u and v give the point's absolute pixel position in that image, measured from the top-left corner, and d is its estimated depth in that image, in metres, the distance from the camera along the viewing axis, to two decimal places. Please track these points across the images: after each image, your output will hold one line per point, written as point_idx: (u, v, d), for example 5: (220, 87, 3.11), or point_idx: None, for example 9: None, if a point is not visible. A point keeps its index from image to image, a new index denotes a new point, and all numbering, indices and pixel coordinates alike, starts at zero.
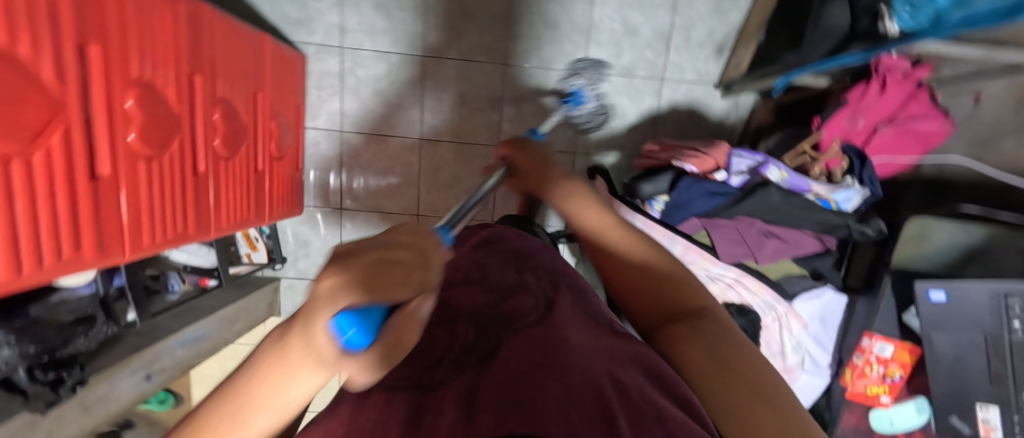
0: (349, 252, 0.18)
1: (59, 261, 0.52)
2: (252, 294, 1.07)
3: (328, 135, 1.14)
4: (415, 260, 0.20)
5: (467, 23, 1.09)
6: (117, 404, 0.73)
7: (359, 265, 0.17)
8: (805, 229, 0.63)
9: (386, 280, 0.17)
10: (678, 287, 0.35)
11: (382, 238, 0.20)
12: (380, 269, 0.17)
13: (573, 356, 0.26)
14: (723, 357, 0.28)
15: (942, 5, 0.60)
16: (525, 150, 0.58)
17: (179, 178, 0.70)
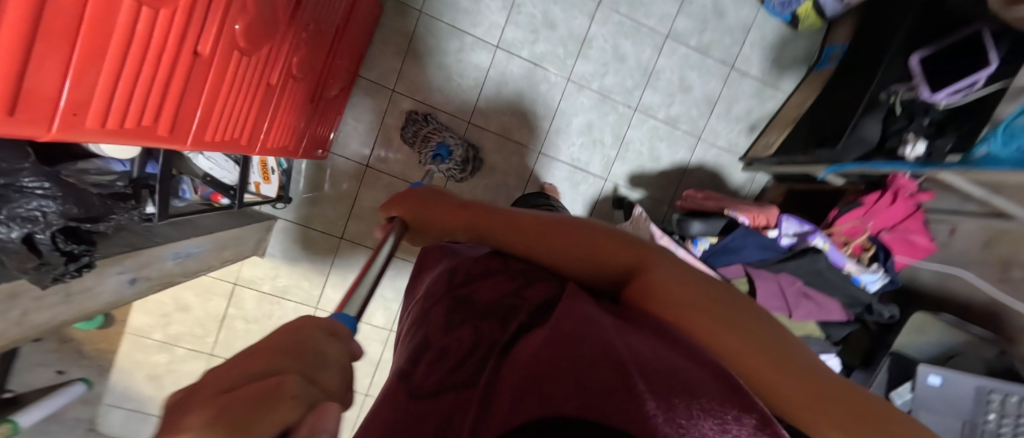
0: (177, 407, 0.13)
1: (136, 126, 0.46)
2: (249, 225, 0.97)
3: (377, 90, 1.09)
4: (295, 371, 0.16)
5: (547, 31, 1.12)
6: (93, 300, 0.63)
7: (197, 408, 0.12)
8: (835, 298, 0.77)
9: (251, 407, 0.13)
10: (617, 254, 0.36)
11: (233, 359, 0.16)
12: (244, 398, 0.13)
13: (575, 326, 0.26)
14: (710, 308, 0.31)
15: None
16: (407, 201, 0.51)
17: (255, 83, 0.65)
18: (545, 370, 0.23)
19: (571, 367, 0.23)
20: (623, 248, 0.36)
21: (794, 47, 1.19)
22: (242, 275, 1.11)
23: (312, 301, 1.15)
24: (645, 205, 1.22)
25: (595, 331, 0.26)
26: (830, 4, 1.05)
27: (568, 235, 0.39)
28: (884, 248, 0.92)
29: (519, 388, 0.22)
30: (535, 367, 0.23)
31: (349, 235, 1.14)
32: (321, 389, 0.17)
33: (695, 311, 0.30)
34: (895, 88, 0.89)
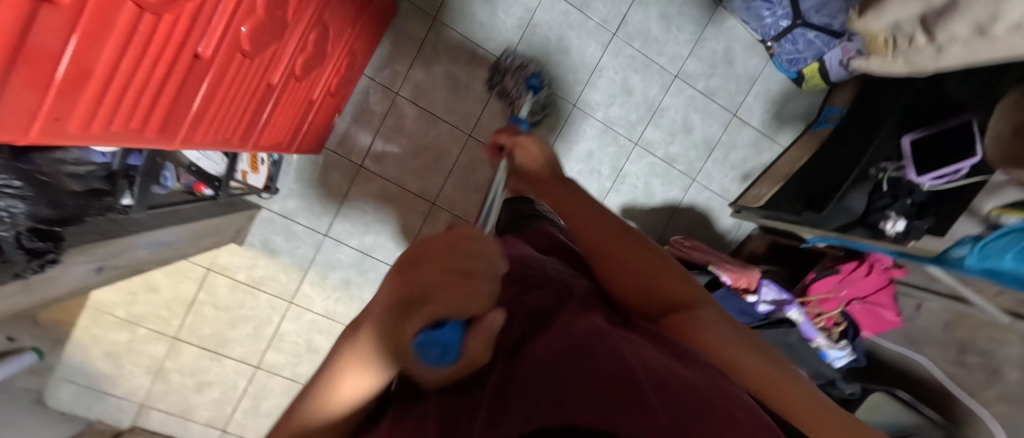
0: (426, 264, 0.26)
1: (123, 128, 0.44)
2: (233, 216, 0.95)
3: (381, 91, 1.07)
4: (482, 273, 0.27)
5: (559, 55, 1.11)
6: (54, 288, 0.60)
7: (437, 279, 0.25)
8: (804, 370, 0.81)
9: (460, 297, 0.25)
10: (666, 274, 0.36)
11: (432, 254, 0.27)
12: (452, 292, 0.25)
13: (592, 337, 0.25)
14: (742, 344, 0.33)
15: (1000, 263, 0.74)
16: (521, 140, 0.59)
17: (254, 83, 0.63)
18: (551, 379, 0.21)
19: (590, 375, 0.22)
20: (668, 273, 0.37)
21: (796, 103, 1.22)
22: (217, 260, 1.08)
23: (286, 295, 1.13)
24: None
25: (605, 343, 0.24)
26: (836, 70, 1.07)
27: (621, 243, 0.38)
28: (854, 324, 0.97)
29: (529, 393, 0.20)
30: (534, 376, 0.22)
31: (333, 233, 1.12)
32: (492, 292, 0.28)
33: (727, 346, 0.32)
34: (885, 166, 0.92)
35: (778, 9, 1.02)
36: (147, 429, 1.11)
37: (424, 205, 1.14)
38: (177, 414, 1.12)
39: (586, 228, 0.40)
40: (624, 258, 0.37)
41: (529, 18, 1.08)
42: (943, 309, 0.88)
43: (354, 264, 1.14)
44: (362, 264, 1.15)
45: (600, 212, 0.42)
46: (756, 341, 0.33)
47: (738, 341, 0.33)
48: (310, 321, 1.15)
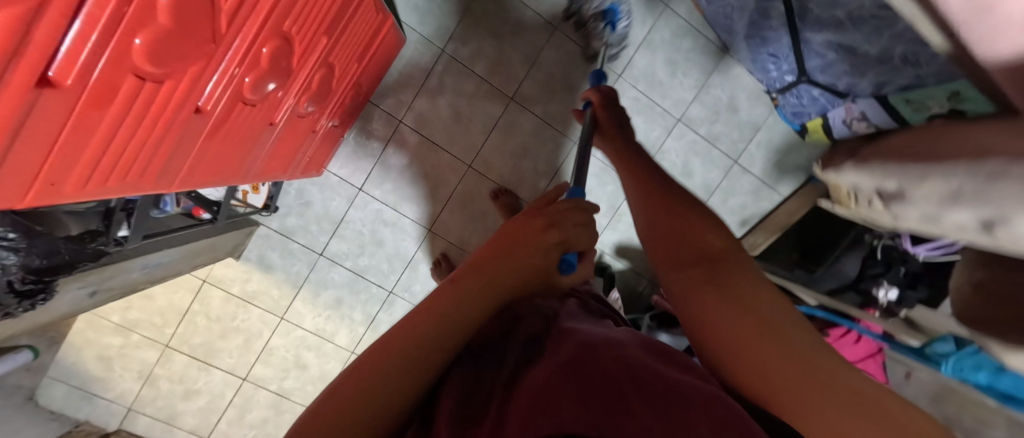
0: (565, 218, 0.48)
1: (121, 182, 0.46)
2: (231, 234, 0.97)
3: (386, 118, 1.09)
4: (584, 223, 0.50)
5: (564, 93, 1.13)
6: (47, 312, 0.62)
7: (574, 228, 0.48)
8: None
9: (580, 237, 0.48)
10: (690, 231, 0.46)
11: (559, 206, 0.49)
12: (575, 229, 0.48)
13: (588, 349, 0.35)
14: (741, 300, 0.39)
15: (977, 379, 0.72)
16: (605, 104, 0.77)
17: (256, 125, 0.65)
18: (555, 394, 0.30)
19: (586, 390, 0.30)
20: (699, 230, 0.46)
21: (797, 154, 1.22)
22: (213, 272, 1.10)
23: (278, 310, 1.14)
24: (625, 276, 1.24)
25: (615, 361, 0.33)
26: (840, 128, 1.05)
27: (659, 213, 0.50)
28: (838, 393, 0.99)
29: (527, 410, 0.29)
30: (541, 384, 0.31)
31: (329, 253, 1.13)
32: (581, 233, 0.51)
33: (719, 299, 0.39)
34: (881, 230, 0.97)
35: (783, 64, 1.02)
36: (132, 432, 1.13)
37: (419, 231, 1.15)
38: (163, 419, 1.14)
39: (645, 196, 0.53)
40: (660, 225, 0.49)
41: (535, 55, 1.10)
42: (929, 382, 0.87)
43: (347, 285, 1.16)
44: (355, 285, 1.16)
45: (666, 194, 0.52)
46: (765, 295, 0.40)
47: (735, 297, 0.39)
48: (299, 338, 1.16)
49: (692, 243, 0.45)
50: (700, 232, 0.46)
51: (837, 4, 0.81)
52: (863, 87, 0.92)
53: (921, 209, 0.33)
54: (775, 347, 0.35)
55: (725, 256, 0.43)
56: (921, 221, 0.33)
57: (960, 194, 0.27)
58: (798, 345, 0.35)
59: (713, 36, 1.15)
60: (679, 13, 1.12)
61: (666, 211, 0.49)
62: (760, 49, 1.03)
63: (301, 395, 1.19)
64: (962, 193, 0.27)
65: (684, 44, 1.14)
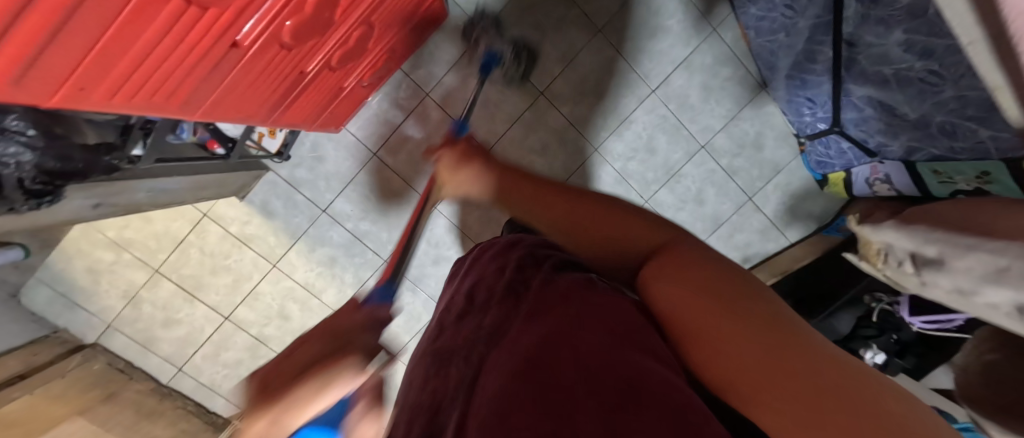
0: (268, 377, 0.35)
1: (147, 101, 0.45)
2: (239, 173, 0.97)
3: (413, 88, 1.08)
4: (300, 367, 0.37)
5: (595, 97, 1.12)
6: (49, 215, 0.62)
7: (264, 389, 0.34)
8: None
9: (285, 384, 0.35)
10: (628, 226, 0.45)
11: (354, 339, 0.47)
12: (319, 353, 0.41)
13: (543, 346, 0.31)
14: (683, 275, 0.34)
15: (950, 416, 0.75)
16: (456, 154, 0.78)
17: (287, 70, 0.64)
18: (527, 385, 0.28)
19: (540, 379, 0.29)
20: (638, 227, 0.44)
21: (812, 203, 1.22)
22: (215, 209, 1.10)
23: (271, 258, 1.15)
24: None
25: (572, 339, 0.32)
26: (860, 186, 1.06)
27: (585, 214, 0.48)
28: None
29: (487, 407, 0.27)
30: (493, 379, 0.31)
31: (332, 211, 1.13)
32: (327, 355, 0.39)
33: (665, 283, 0.34)
34: (880, 294, 0.99)
35: (819, 110, 1.01)
36: (108, 348, 1.14)
37: None
38: (140, 341, 1.15)
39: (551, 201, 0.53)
40: (589, 230, 0.47)
41: (573, 55, 1.08)
42: None
43: (343, 246, 1.16)
44: (351, 248, 1.16)
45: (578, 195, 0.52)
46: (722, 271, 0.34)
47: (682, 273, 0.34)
48: (287, 288, 1.17)
49: (629, 234, 0.44)
50: (633, 232, 0.44)
51: (886, 61, 0.80)
52: (893, 149, 0.91)
53: (959, 276, 0.41)
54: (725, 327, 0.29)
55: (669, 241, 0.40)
56: (960, 287, 0.40)
57: (1007, 268, 0.35)
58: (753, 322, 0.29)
59: (754, 69, 1.14)
60: (724, 39, 1.11)
61: (590, 211, 0.48)
62: (799, 91, 1.03)
63: (279, 345, 1.20)
64: (1010, 268, 0.35)
65: (724, 72, 1.13)
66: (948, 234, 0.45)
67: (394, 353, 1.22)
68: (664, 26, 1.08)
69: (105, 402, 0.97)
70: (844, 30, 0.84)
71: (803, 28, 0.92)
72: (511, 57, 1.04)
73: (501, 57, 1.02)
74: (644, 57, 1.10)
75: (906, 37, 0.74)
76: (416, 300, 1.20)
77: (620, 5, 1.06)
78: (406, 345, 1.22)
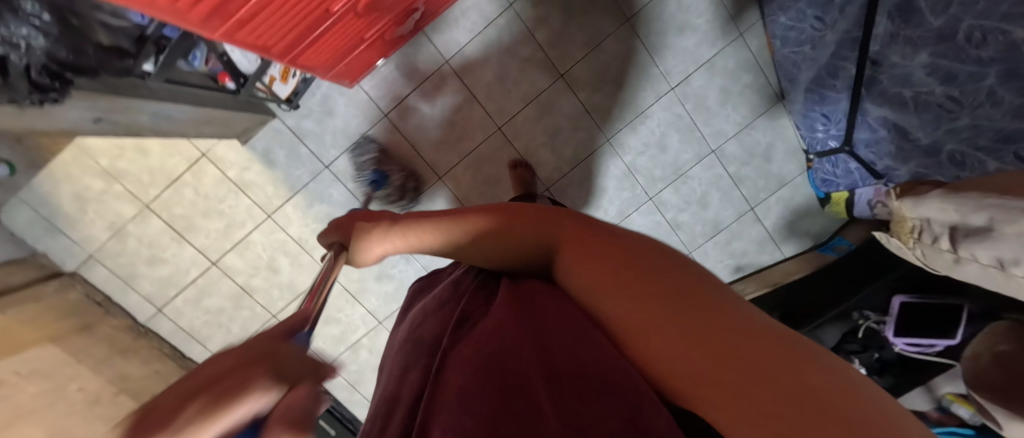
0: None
1: (172, 6, 0.43)
2: (245, 115, 0.94)
3: (433, 53, 1.06)
4: None
5: (614, 87, 1.11)
6: (46, 121, 0.60)
7: None
8: None
9: None
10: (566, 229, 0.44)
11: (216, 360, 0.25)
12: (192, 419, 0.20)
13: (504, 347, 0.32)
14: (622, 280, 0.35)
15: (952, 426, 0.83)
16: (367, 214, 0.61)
17: (314, 5, 0.62)
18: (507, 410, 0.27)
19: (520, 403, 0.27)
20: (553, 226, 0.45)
21: (811, 220, 1.24)
22: (215, 150, 1.07)
23: (267, 208, 1.12)
24: None
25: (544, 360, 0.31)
26: (862, 207, 1.07)
27: (507, 224, 0.47)
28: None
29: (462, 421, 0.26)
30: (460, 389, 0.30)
31: (335, 168, 1.11)
32: None
33: (601, 280, 0.37)
34: (867, 313, 1.02)
35: (832, 128, 1.01)
36: (87, 280, 1.11)
37: (429, 176, 1.13)
38: (123, 277, 1.12)
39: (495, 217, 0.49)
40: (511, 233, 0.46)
41: (598, 40, 1.08)
42: None
43: (342, 205, 1.13)
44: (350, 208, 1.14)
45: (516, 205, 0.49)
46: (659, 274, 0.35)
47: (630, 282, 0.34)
48: (280, 241, 1.14)
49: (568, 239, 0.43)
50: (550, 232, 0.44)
51: (907, 83, 0.81)
52: (899, 174, 0.91)
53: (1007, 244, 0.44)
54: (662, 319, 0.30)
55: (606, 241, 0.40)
56: (1000, 257, 0.45)
57: None
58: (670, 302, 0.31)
59: (774, 81, 1.15)
60: (748, 46, 1.11)
61: (508, 218, 0.47)
62: (816, 106, 1.03)
63: (264, 298, 1.18)
64: None
65: (744, 79, 1.13)
66: (1009, 199, 0.45)
67: (379, 320, 1.21)
68: (691, 25, 1.08)
69: (79, 333, 0.95)
70: (870, 48, 0.85)
71: (830, 41, 0.93)
72: (396, 194, 1.12)
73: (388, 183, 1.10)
74: (668, 53, 1.09)
75: (931, 60, 0.74)
76: (409, 270, 1.18)
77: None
78: (393, 314, 1.21)
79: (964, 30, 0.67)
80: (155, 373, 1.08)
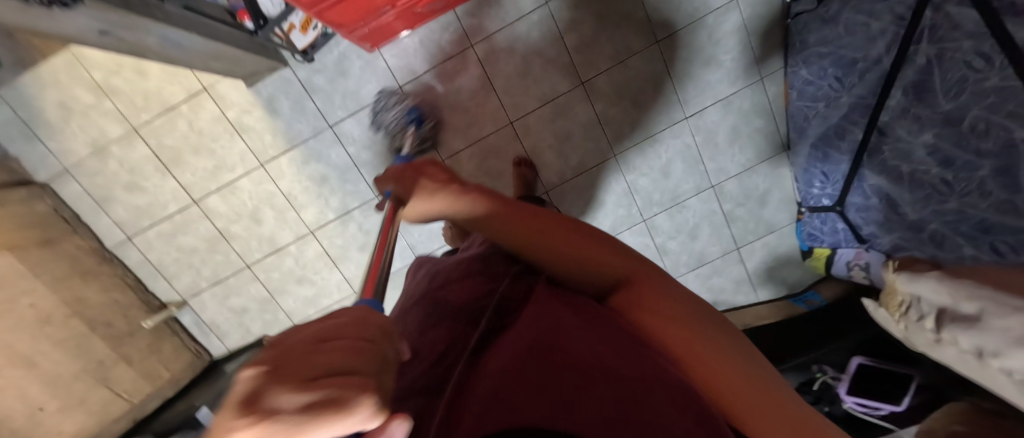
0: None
1: None
2: (258, 59, 0.92)
3: (459, 34, 1.05)
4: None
5: (632, 105, 1.11)
6: (50, 23, 0.57)
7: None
8: None
9: None
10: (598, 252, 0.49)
11: (322, 332, 0.22)
12: (298, 410, 0.17)
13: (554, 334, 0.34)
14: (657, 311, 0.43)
15: None
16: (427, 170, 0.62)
17: None
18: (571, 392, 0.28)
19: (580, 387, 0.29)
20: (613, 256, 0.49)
21: (790, 270, 1.27)
22: (217, 86, 1.03)
23: (261, 156, 1.09)
24: None
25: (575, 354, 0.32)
26: (840, 266, 1.11)
27: (564, 233, 0.50)
28: None
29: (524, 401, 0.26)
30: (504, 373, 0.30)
31: (338, 130, 1.08)
32: None
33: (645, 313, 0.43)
34: (825, 368, 1.07)
35: (828, 187, 1.06)
36: (57, 194, 1.06)
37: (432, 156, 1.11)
38: (96, 198, 1.08)
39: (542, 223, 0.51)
40: (570, 247, 0.50)
41: (624, 56, 1.08)
42: None
43: (338, 169, 1.10)
44: (346, 174, 1.11)
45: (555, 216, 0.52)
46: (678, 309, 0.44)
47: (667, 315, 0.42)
48: (268, 193, 1.11)
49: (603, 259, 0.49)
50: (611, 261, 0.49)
51: (907, 159, 0.84)
52: (881, 242, 0.96)
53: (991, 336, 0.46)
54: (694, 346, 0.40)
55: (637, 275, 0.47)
56: (982, 347, 0.47)
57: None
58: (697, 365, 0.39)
59: (783, 130, 1.17)
60: (766, 91, 1.13)
61: (567, 226, 0.51)
62: (817, 163, 1.06)
63: (241, 246, 1.14)
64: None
65: (755, 122, 1.15)
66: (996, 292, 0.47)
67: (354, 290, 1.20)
68: (717, 60, 1.09)
69: (40, 247, 0.92)
70: (880, 118, 0.88)
71: (843, 103, 0.95)
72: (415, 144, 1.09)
73: (422, 121, 1.06)
74: (689, 82, 1.10)
75: (933, 141, 0.77)
76: None
77: (683, 24, 1.06)
78: None
79: (969, 120, 0.71)
80: (113, 302, 1.06)
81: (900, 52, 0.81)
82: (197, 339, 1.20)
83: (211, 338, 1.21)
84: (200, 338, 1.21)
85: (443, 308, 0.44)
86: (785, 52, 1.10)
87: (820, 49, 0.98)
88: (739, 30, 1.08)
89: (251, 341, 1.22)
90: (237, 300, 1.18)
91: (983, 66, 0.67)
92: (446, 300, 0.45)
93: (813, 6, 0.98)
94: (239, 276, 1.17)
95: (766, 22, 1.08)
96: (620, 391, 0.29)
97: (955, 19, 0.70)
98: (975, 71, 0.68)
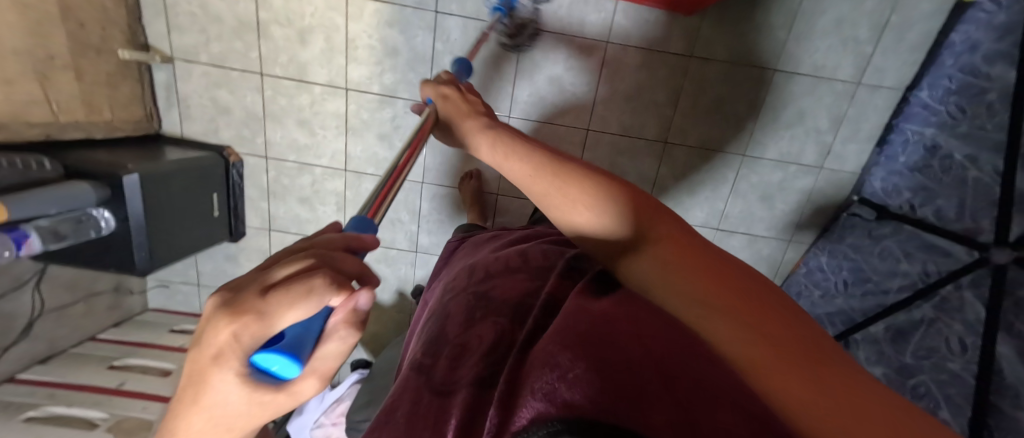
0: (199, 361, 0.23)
1: None
2: None
3: (606, 23, 0.99)
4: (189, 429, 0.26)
5: (687, 189, 1.15)
6: None
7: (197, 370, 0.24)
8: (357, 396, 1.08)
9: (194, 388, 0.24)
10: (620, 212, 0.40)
11: (268, 261, 0.26)
12: (279, 302, 0.23)
13: (605, 321, 0.33)
14: (690, 263, 0.35)
15: None
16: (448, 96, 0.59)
17: None
18: (603, 366, 0.28)
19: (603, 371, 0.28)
20: (649, 208, 0.40)
21: None
22: None
23: None
24: (404, 301, 1.25)
25: (609, 336, 0.31)
26: None
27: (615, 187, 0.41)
28: None
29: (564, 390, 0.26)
30: (553, 354, 0.30)
31: (441, 21, 0.99)
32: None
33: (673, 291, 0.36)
34: None
35: None
36: None
37: (502, 108, 1.07)
38: None
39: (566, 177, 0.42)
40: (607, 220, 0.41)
41: (710, 146, 1.10)
42: None
43: (413, 55, 1.02)
44: (417, 64, 1.03)
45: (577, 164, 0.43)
46: (728, 265, 0.35)
47: (699, 276, 0.35)
48: (332, 23, 0.99)
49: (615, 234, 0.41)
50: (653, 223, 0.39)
51: None
52: None
53: None
54: (735, 319, 0.31)
55: (664, 221, 0.39)
56: None
57: None
58: (780, 359, 0.29)
59: None
60: (786, 253, 1.22)
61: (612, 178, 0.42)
62: None
63: (268, 51, 1.01)
64: None
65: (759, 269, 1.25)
66: None
67: (346, 169, 1.12)
68: (773, 203, 1.16)
69: None
70: (853, 333, 1.01)
71: (836, 303, 1.08)
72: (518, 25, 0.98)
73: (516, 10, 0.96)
74: (740, 205, 1.16)
75: (879, 375, 0.92)
76: None
77: (771, 158, 1.11)
78: (362, 174, 1.12)
79: (916, 380, 0.84)
80: (100, 8, 0.90)
81: (909, 298, 0.91)
82: (158, 102, 1.06)
83: (172, 111, 1.07)
84: (161, 103, 1.06)
85: (485, 304, 0.42)
86: (821, 234, 1.18)
87: (849, 251, 1.08)
88: (805, 194, 1.15)
89: (212, 142, 1.09)
90: (223, 95, 1.05)
91: (957, 351, 0.78)
92: (490, 297, 0.43)
93: (871, 217, 1.06)
94: (246, 77, 1.04)
95: (828, 201, 1.15)
96: (651, 385, 0.27)
97: (963, 304, 0.81)
98: (948, 351, 0.80)
